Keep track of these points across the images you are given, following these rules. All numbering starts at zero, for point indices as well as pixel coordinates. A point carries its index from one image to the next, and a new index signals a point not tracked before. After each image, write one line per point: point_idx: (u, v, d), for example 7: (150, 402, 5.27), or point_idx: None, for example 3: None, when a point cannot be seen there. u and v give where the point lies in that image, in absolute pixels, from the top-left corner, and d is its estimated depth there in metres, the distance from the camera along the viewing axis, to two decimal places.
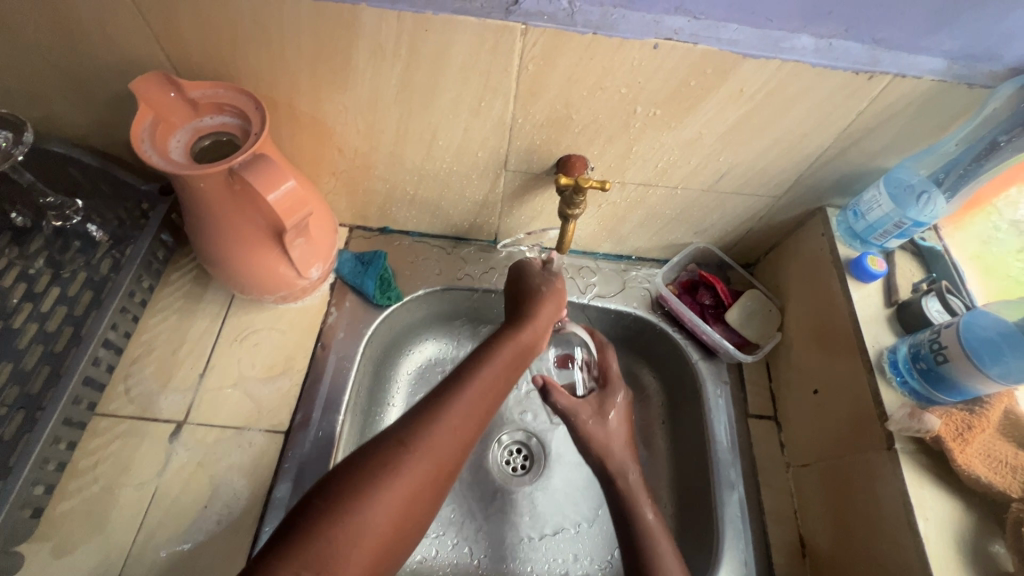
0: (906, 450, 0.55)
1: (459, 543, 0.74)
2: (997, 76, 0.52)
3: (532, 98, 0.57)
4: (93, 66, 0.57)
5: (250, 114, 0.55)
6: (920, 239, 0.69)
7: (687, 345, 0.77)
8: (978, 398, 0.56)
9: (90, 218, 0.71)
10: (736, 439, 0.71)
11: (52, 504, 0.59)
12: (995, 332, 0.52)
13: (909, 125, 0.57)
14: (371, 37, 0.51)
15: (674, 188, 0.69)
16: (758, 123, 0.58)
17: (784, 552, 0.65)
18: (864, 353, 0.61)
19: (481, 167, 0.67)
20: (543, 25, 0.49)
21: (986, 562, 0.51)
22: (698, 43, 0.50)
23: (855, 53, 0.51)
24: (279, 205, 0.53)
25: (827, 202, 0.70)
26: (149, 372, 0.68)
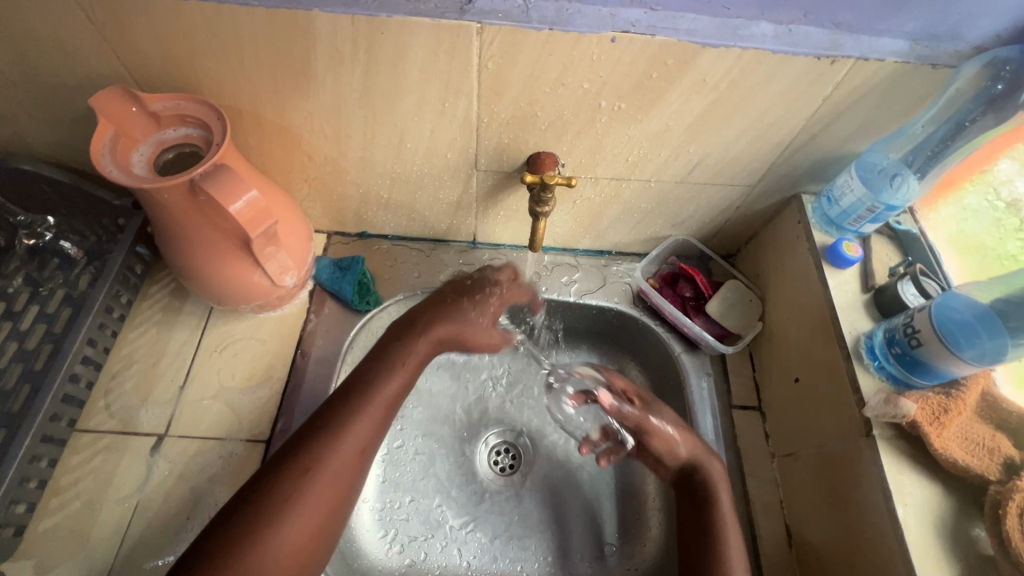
0: (883, 436, 0.55)
1: (447, 545, 0.74)
2: (961, 56, 0.52)
3: (495, 97, 0.56)
4: (56, 83, 0.57)
5: (211, 124, 0.54)
6: (896, 223, 0.68)
7: (668, 338, 0.77)
8: (956, 380, 0.55)
9: (63, 234, 0.72)
10: (720, 431, 0.71)
11: (34, 521, 0.60)
12: (971, 315, 0.52)
13: (877, 108, 0.57)
14: (327, 42, 0.51)
15: (647, 180, 0.68)
16: (725, 112, 0.58)
17: (771, 543, 0.65)
18: (841, 339, 0.61)
19: (452, 168, 0.67)
20: (498, 24, 0.49)
21: (967, 546, 0.51)
22: (656, 35, 0.50)
23: (815, 38, 0.50)
24: (243, 215, 0.53)
25: (802, 189, 0.70)
26: (129, 386, 0.68)
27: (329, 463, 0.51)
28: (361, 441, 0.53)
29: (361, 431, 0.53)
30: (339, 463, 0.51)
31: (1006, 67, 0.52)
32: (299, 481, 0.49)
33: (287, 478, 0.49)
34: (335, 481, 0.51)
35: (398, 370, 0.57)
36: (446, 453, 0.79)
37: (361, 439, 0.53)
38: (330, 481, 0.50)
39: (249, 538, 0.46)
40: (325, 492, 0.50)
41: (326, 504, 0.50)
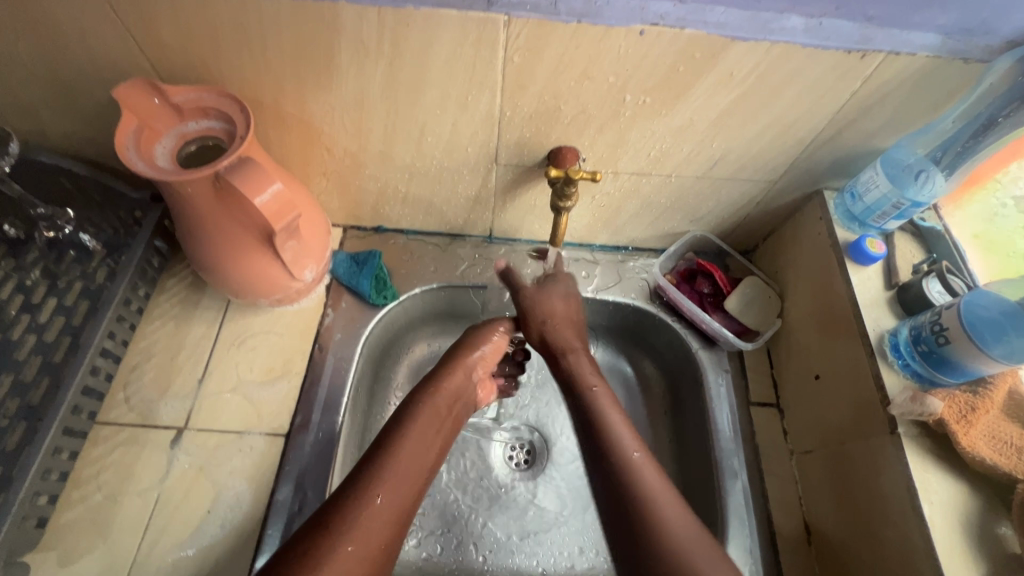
0: (908, 434, 0.54)
1: (463, 540, 0.74)
2: (994, 50, 0.51)
3: (519, 90, 0.56)
4: (77, 74, 0.57)
5: (234, 117, 0.54)
6: (919, 219, 0.68)
7: (686, 335, 0.76)
8: (982, 378, 0.55)
9: (82, 227, 0.70)
10: (738, 428, 0.70)
11: (56, 513, 0.60)
12: (998, 313, 0.52)
13: (905, 103, 0.56)
14: (352, 34, 0.51)
15: (668, 176, 0.68)
16: (751, 107, 0.57)
17: (789, 540, 0.65)
18: (864, 337, 0.60)
19: (472, 162, 0.67)
20: (526, 16, 0.48)
21: (992, 545, 0.51)
22: (685, 27, 0.49)
23: (847, 31, 0.50)
24: (267, 208, 0.52)
25: (824, 185, 0.69)
26: (148, 379, 0.68)
27: (376, 513, 0.50)
28: (404, 488, 0.53)
29: (403, 481, 0.53)
30: (380, 513, 0.50)
31: None
32: (350, 524, 0.48)
33: (340, 522, 0.48)
34: (383, 527, 0.50)
35: (419, 421, 0.58)
36: (461, 449, 0.80)
37: (398, 486, 0.53)
38: (379, 524, 0.49)
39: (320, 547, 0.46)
40: (375, 539, 0.49)
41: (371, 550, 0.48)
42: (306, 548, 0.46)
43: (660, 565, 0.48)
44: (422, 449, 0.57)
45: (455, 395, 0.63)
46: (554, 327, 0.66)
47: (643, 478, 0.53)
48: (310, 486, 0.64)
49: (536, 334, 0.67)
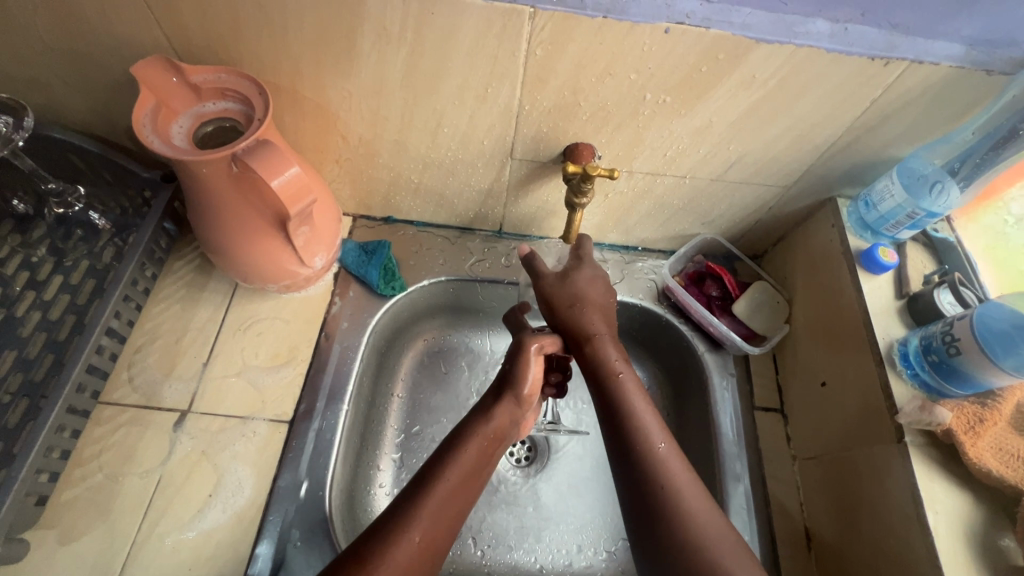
0: (915, 443, 0.55)
1: (462, 534, 0.74)
2: (1016, 63, 0.51)
3: (540, 84, 0.56)
4: (94, 49, 0.56)
5: (252, 99, 0.54)
6: (932, 230, 0.68)
7: (693, 337, 0.76)
8: (991, 390, 0.55)
9: (91, 205, 0.71)
10: (742, 431, 0.71)
11: (56, 492, 0.59)
12: (1009, 325, 0.51)
13: (925, 112, 0.56)
14: (376, 20, 0.50)
15: (682, 177, 0.68)
16: (771, 110, 0.57)
17: (790, 544, 0.65)
18: (874, 345, 0.60)
19: (487, 155, 0.66)
20: (552, 9, 0.48)
21: (996, 556, 0.51)
22: (710, 27, 0.49)
23: (871, 38, 0.50)
24: (283, 191, 0.52)
25: (837, 193, 0.69)
26: (152, 361, 0.67)
27: (408, 559, 0.47)
28: (427, 547, 0.49)
29: (436, 531, 0.50)
30: (413, 556, 0.47)
31: None
32: (378, 568, 0.45)
33: (367, 565, 0.45)
34: (414, 573, 0.47)
35: (465, 459, 0.55)
36: None
37: (433, 534, 0.49)
38: (407, 567, 0.47)
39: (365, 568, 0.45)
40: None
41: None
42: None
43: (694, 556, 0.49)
44: (464, 490, 0.53)
45: (507, 424, 0.60)
46: (580, 312, 0.64)
47: (669, 466, 0.53)
48: (313, 474, 0.64)
49: (562, 316, 0.65)
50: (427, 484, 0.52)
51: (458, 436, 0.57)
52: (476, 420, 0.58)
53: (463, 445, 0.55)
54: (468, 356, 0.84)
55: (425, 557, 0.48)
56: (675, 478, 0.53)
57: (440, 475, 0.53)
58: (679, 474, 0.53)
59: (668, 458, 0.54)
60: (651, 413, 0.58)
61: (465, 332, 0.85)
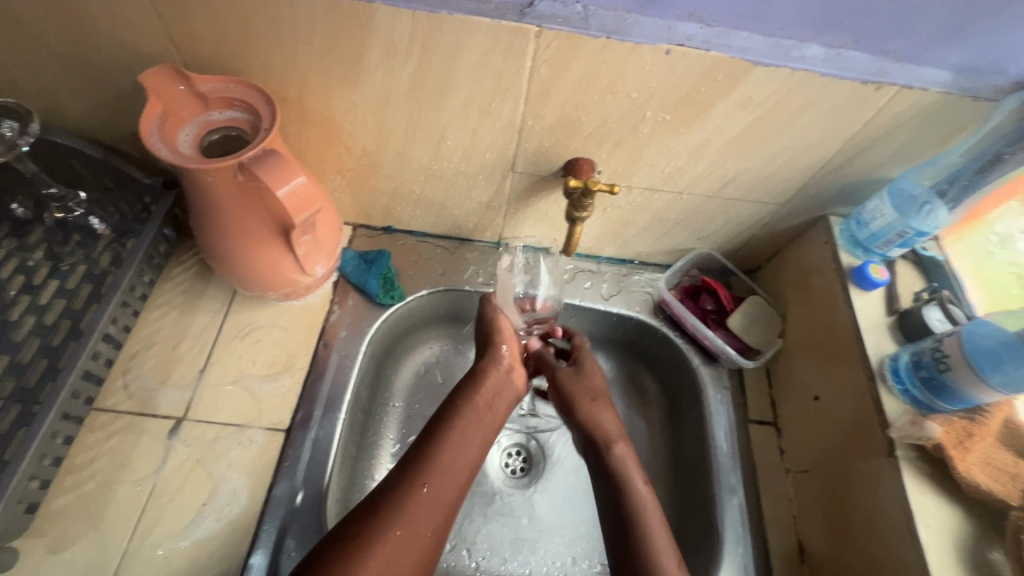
0: (907, 457, 0.56)
1: (457, 545, 0.74)
2: (1002, 90, 0.53)
3: (543, 101, 0.57)
4: (102, 57, 0.56)
5: (259, 109, 0.54)
6: (921, 249, 0.70)
7: (688, 350, 0.77)
8: (979, 406, 0.56)
9: (92, 210, 0.71)
10: (736, 444, 0.71)
11: (47, 500, 0.58)
12: (996, 342, 0.53)
13: (916, 135, 0.58)
14: (384, 35, 0.51)
15: (679, 193, 0.69)
16: (766, 130, 0.59)
17: (784, 559, 0.65)
18: (865, 360, 0.62)
19: (489, 168, 0.67)
20: (557, 28, 0.49)
21: (985, 569, 0.52)
22: (710, 50, 0.50)
23: (863, 63, 0.52)
24: (288, 202, 0.53)
25: (829, 211, 0.71)
26: (149, 367, 0.67)
27: (422, 508, 0.51)
28: (438, 500, 0.53)
29: (446, 482, 0.54)
30: (426, 502, 0.52)
31: None
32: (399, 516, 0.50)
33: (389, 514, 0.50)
34: (429, 520, 0.51)
35: (462, 425, 0.59)
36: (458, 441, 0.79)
37: (444, 488, 0.54)
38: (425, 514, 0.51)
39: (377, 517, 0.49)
40: (415, 533, 0.50)
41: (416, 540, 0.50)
42: (358, 529, 0.48)
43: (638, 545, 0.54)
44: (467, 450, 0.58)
45: (494, 391, 0.65)
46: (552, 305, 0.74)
47: (642, 506, 0.57)
48: (309, 482, 0.64)
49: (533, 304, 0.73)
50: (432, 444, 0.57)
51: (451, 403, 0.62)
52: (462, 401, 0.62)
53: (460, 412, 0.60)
54: (464, 365, 0.84)
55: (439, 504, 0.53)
56: (647, 519, 0.56)
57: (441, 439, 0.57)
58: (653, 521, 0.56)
59: (646, 508, 0.57)
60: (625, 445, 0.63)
61: (462, 341, 0.85)
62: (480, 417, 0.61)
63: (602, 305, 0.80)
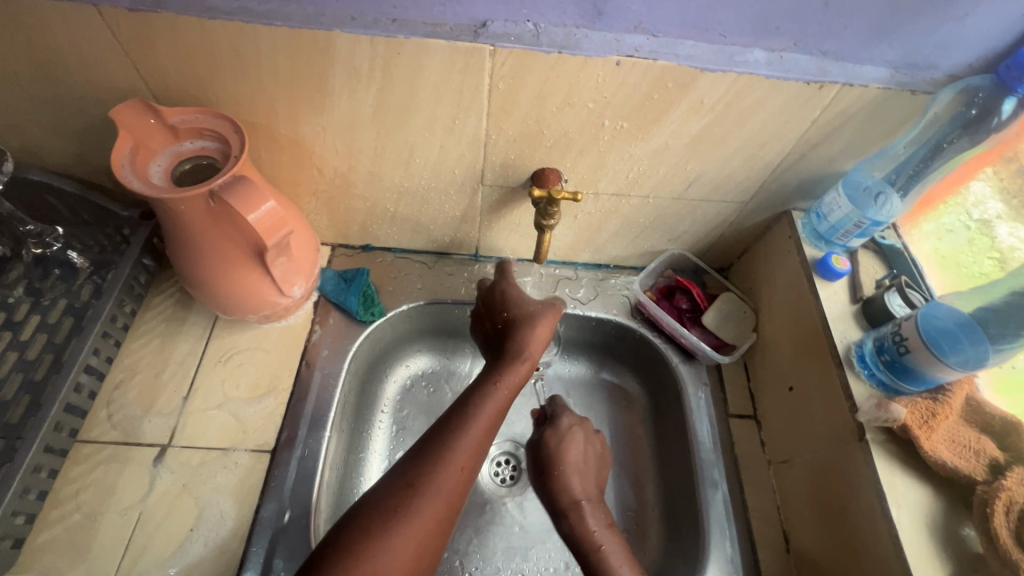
0: (876, 440, 0.57)
1: (450, 556, 0.74)
2: (937, 83, 0.56)
3: (504, 115, 0.59)
4: (72, 94, 0.58)
5: (228, 137, 0.56)
6: (880, 238, 0.72)
7: (666, 349, 0.79)
8: (941, 386, 0.58)
9: (70, 244, 0.71)
10: (718, 439, 0.73)
11: (33, 534, 0.59)
12: (953, 323, 0.56)
13: (863, 130, 0.61)
14: (346, 61, 0.53)
15: (645, 197, 0.71)
16: (720, 133, 0.61)
17: (770, 549, 0.66)
18: (833, 349, 0.63)
19: (459, 183, 0.69)
20: (510, 46, 0.52)
21: (958, 545, 0.53)
22: (658, 59, 0.53)
23: (804, 65, 0.54)
24: (260, 224, 0.54)
25: (791, 206, 0.73)
26: (132, 397, 0.67)
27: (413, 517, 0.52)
28: (464, 460, 0.57)
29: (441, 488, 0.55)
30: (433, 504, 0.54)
31: (978, 94, 0.56)
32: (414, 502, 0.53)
33: (403, 507, 0.53)
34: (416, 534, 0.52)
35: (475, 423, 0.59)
36: None
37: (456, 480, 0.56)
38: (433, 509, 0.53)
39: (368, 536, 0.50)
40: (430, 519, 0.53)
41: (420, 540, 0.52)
42: (382, 512, 0.52)
43: None
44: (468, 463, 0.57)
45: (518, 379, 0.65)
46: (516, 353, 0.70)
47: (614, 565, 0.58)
48: (296, 502, 0.64)
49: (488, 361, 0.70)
50: (448, 439, 0.57)
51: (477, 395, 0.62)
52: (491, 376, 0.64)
53: (479, 409, 0.60)
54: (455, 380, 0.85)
55: (444, 501, 0.54)
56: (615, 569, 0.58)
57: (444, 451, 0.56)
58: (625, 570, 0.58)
59: (618, 560, 0.59)
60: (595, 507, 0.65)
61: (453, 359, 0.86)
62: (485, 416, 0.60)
63: (578, 310, 0.81)
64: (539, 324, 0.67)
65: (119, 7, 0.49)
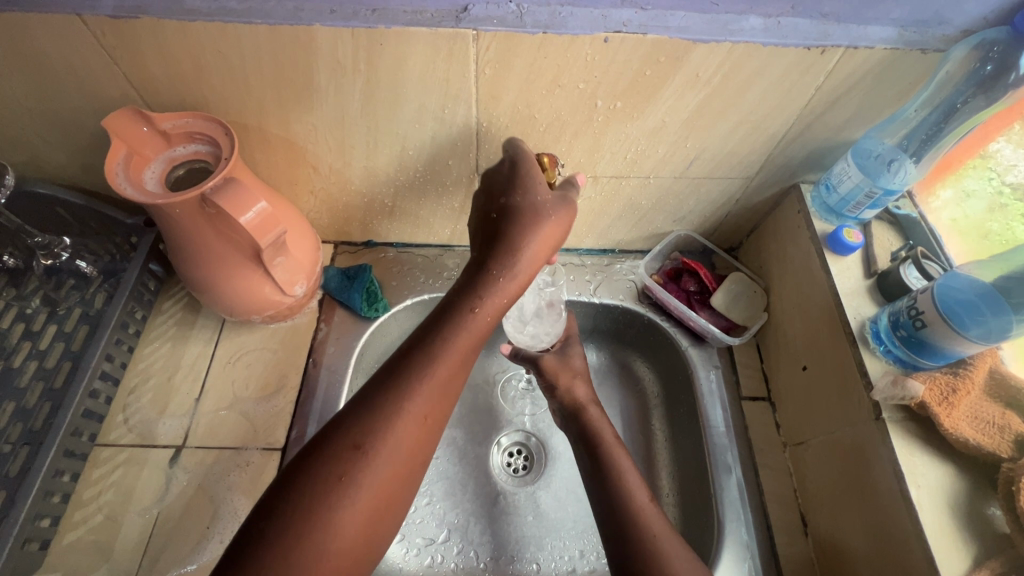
0: (893, 419, 0.55)
1: (464, 547, 0.74)
2: (949, 39, 0.53)
3: (493, 101, 0.58)
4: (67, 105, 0.59)
5: (219, 140, 0.56)
6: (895, 208, 0.70)
7: (675, 333, 0.77)
8: (962, 360, 0.56)
9: (79, 254, 0.73)
10: (731, 422, 0.71)
11: (58, 536, 0.61)
12: (973, 294, 0.53)
13: (871, 94, 0.58)
14: (329, 55, 0.53)
15: (646, 177, 0.69)
16: (719, 106, 0.59)
17: (787, 533, 0.65)
18: (846, 326, 0.61)
19: (454, 173, 0.68)
20: (493, 30, 0.50)
21: (981, 526, 0.51)
22: (648, 33, 0.51)
23: (804, 29, 0.51)
24: (253, 225, 0.54)
25: (800, 179, 0.71)
26: (147, 400, 0.69)
27: (370, 473, 0.47)
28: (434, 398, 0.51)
29: (402, 437, 0.49)
30: (406, 445, 0.49)
31: (994, 48, 0.52)
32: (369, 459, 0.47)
33: (351, 475, 0.46)
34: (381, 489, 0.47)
35: (443, 362, 0.52)
36: (458, 454, 0.81)
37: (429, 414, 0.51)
38: (394, 461, 0.48)
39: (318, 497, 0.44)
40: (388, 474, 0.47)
41: (385, 489, 0.47)
42: (335, 471, 0.46)
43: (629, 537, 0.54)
44: (438, 400, 0.51)
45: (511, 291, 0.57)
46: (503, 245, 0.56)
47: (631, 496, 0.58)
48: None
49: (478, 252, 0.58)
50: (403, 381, 0.50)
51: (450, 320, 0.54)
52: (473, 291, 0.55)
53: (444, 347, 0.53)
54: (483, 375, 0.87)
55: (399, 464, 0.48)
56: (635, 497, 0.58)
57: (411, 388, 0.50)
58: (639, 496, 0.58)
59: (637, 490, 0.59)
60: (621, 452, 0.63)
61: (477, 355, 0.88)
62: (481, 324, 0.55)
63: (594, 299, 0.80)
64: (531, 210, 0.57)
65: (101, 15, 0.49)
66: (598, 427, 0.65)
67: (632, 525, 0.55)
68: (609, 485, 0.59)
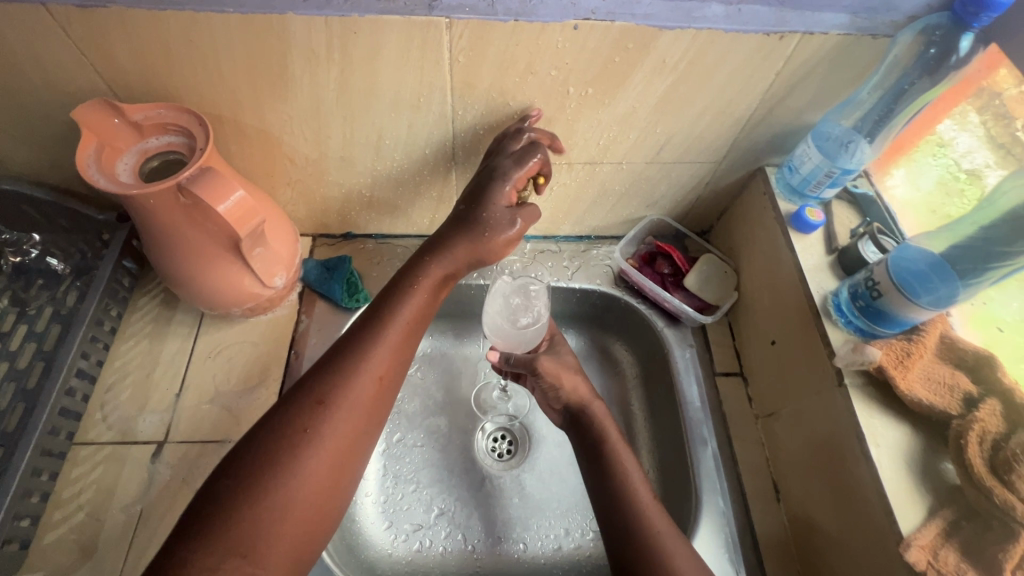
0: (854, 384, 0.59)
1: (451, 531, 0.76)
2: (897, 25, 0.56)
3: (468, 89, 0.59)
4: (32, 98, 0.58)
5: (193, 131, 0.56)
6: (853, 187, 0.73)
7: (651, 314, 0.80)
8: (916, 326, 0.59)
9: (49, 251, 0.72)
10: (706, 397, 0.74)
11: (38, 536, 0.60)
12: (924, 264, 0.56)
13: (827, 79, 0.61)
14: (303, 44, 0.53)
15: (619, 162, 0.71)
16: (686, 92, 0.61)
17: (760, 499, 0.68)
18: (810, 300, 0.64)
19: (431, 162, 0.69)
20: (466, 17, 0.51)
21: (937, 479, 0.55)
22: (615, 20, 0.53)
23: (764, 16, 0.54)
24: (232, 214, 0.54)
25: (765, 162, 0.74)
26: (125, 397, 0.68)
27: (314, 446, 0.49)
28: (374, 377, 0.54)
29: (344, 412, 0.51)
30: (347, 421, 0.51)
31: (936, 33, 0.56)
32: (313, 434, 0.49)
33: (294, 449, 0.48)
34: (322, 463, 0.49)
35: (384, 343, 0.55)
36: (443, 441, 0.82)
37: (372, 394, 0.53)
38: (336, 434, 0.50)
39: (265, 472, 0.47)
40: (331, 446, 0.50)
41: (327, 462, 0.50)
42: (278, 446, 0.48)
43: (628, 524, 0.57)
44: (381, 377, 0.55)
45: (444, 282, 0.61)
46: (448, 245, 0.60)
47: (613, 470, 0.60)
48: None
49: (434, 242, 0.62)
50: (346, 362, 0.53)
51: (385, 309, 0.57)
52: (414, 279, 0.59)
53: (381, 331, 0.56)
54: (466, 362, 0.88)
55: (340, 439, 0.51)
56: (631, 477, 0.60)
57: (349, 368, 0.53)
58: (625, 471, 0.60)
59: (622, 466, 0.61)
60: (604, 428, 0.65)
61: (459, 343, 0.89)
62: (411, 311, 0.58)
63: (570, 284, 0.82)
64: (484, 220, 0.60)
65: (67, 4, 0.48)
66: (580, 406, 0.67)
67: (629, 504, 0.58)
68: (603, 465, 0.62)
